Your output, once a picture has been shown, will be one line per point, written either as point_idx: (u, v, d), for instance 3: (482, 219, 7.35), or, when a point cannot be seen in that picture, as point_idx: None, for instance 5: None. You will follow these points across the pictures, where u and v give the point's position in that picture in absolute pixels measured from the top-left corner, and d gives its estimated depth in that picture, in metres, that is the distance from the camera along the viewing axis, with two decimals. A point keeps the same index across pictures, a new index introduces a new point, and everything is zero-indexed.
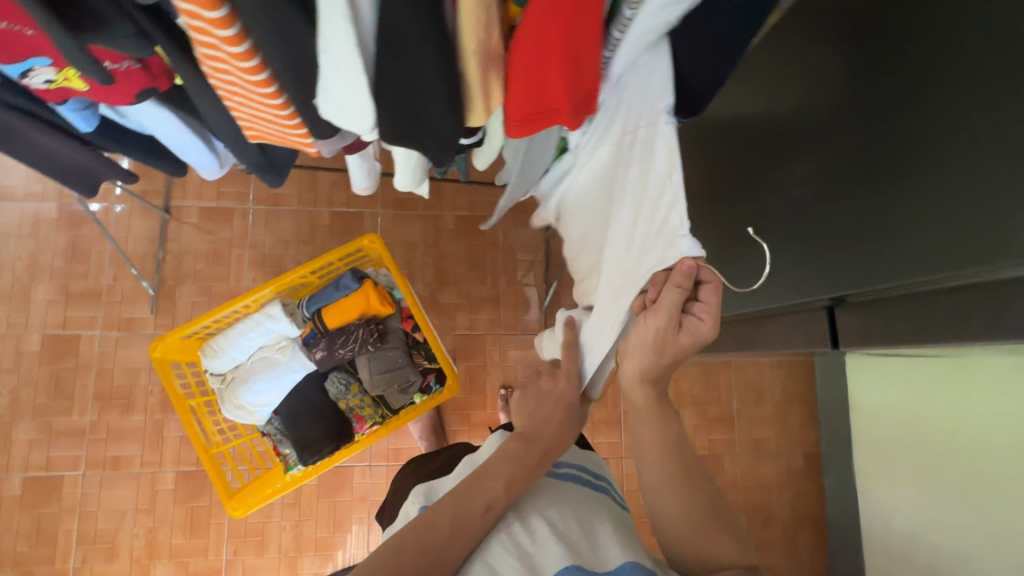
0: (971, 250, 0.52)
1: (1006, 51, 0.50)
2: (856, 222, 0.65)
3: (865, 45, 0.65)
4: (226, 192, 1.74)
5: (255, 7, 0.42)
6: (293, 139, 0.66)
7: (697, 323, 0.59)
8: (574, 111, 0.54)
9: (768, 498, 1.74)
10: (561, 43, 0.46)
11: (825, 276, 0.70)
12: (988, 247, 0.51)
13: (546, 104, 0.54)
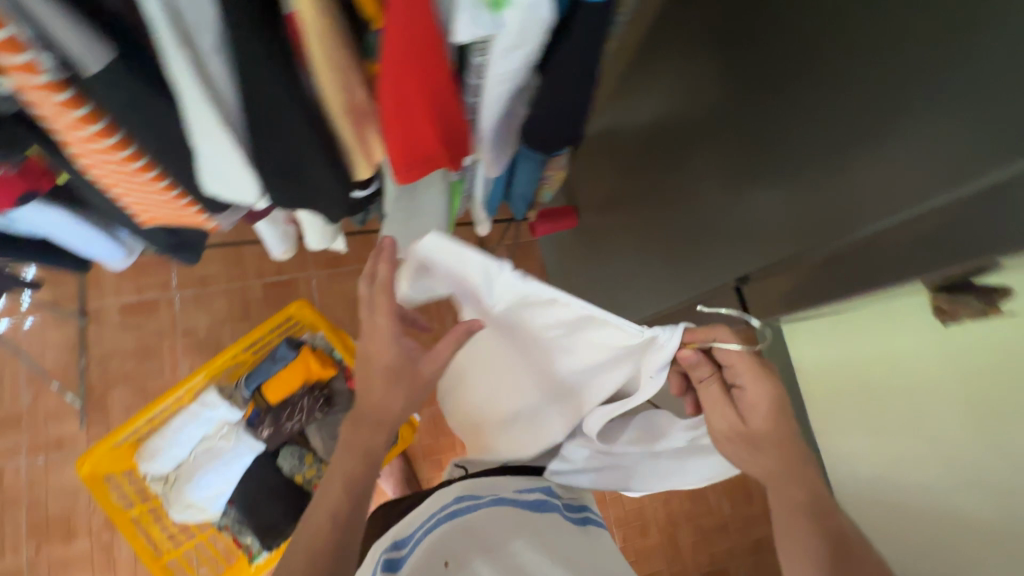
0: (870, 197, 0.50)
1: (827, 22, 0.54)
2: (756, 204, 0.66)
3: (724, 41, 0.69)
4: (147, 283, 1.67)
5: (118, 103, 0.43)
6: (189, 217, 0.66)
7: (746, 395, 0.58)
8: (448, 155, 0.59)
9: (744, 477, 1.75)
10: (421, 96, 0.50)
11: (734, 255, 0.71)
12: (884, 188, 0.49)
13: (420, 153, 0.57)
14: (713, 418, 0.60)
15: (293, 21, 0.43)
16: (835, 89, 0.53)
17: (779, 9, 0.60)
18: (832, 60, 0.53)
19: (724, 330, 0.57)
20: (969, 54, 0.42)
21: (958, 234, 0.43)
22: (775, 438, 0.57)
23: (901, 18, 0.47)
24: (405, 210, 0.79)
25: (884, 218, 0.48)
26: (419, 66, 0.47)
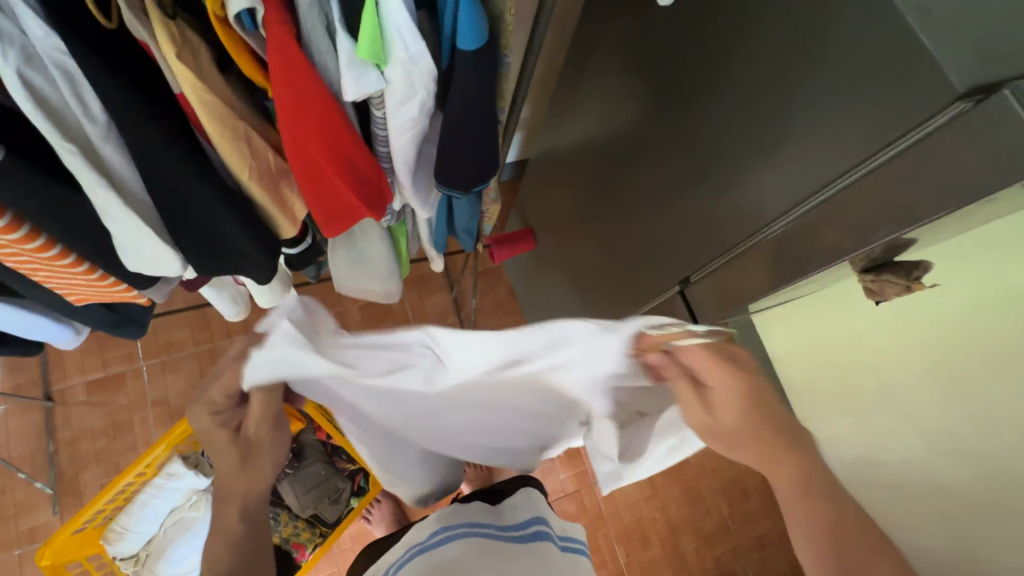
0: (787, 187, 0.53)
1: (709, 35, 0.56)
2: (689, 209, 0.68)
3: (632, 57, 0.71)
4: (112, 358, 1.65)
5: (15, 197, 0.44)
6: (118, 294, 0.65)
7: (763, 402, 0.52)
8: (370, 206, 0.58)
9: (736, 474, 1.69)
10: (326, 155, 0.50)
11: (680, 259, 0.73)
12: (795, 180, 0.52)
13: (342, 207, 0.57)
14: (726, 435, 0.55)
15: (183, 98, 0.44)
16: (731, 96, 0.56)
17: (668, 23, 0.62)
18: (720, 70, 0.56)
19: (699, 349, 0.47)
20: (826, 55, 0.45)
21: (869, 205, 0.46)
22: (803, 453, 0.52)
23: (765, 21, 0.49)
24: (348, 255, 0.80)
25: (809, 199, 0.51)
26: (318, 127, 0.47)
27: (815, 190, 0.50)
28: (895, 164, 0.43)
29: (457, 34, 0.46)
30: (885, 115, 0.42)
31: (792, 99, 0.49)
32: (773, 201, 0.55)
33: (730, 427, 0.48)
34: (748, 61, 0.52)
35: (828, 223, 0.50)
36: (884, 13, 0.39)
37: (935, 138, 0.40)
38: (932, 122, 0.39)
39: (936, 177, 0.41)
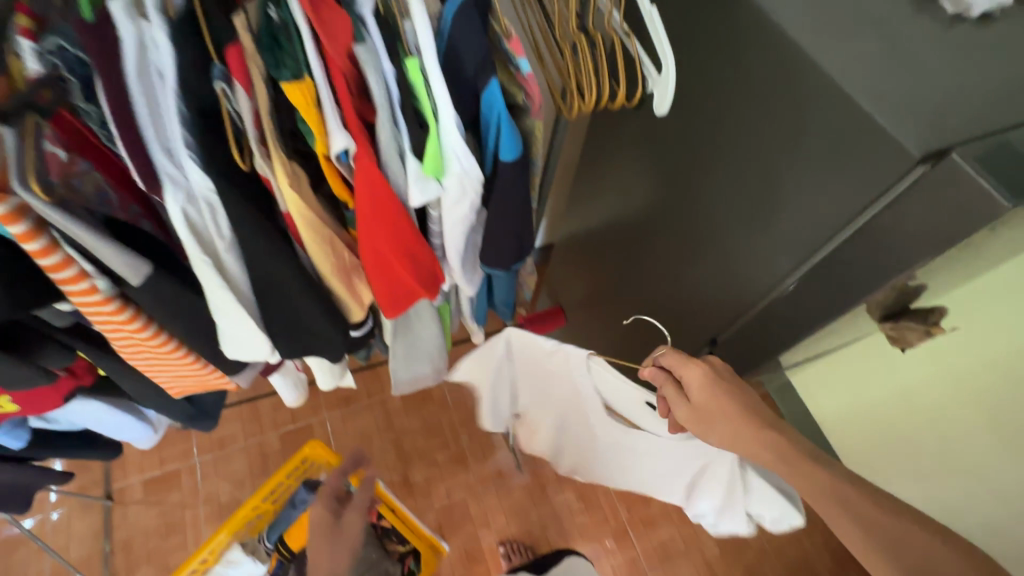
0: (789, 248, 0.59)
1: (703, 127, 0.67)
2: (704, 271, 0.75)
3: (636, 150, 0.82)
4: (169, 455, 1.72)
5: (153, 300, 0.55)
6: (211, 380, 0.75)
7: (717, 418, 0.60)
8: (426, 287, 0.68)
9: (803, 552, 1.57)
10: (394, 249, 0.60)
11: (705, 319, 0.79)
12: (794, 241, 0.58)
13: (404, 291, 0.67)
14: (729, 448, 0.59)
15: (288, 215, 0.55)
16: (728, 174, 0.65)
17: (664, 121, 0.73)
18: (716, 155, 0.66)
19: (672, 352, 0.63)
20: (804, 137, 0.54)
21: (869, 257, 0.52)
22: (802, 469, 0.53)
23: (748, 116, 0.60)
24: (405, 338, 0.89)
25: (810, 256, 0.57)
26: (391, 228, 0.58)
27: (813, 248, 0.57)
28: (875, 225, 0.51)
29: (500, 146, 0.57)
30: (860, 182, 0.50)
31: (780, 179, 0.58)
32: (775, 263, 0.62)
33: (704, 407, 0.60)
34: (741, 148, 0.62)
35: (834, 275, 0.56)
36: (843, 102, 0.49)
37: (908, 197, 0.47)
38: (900, 185, 0.47)
39: (917, 230, 0.48)
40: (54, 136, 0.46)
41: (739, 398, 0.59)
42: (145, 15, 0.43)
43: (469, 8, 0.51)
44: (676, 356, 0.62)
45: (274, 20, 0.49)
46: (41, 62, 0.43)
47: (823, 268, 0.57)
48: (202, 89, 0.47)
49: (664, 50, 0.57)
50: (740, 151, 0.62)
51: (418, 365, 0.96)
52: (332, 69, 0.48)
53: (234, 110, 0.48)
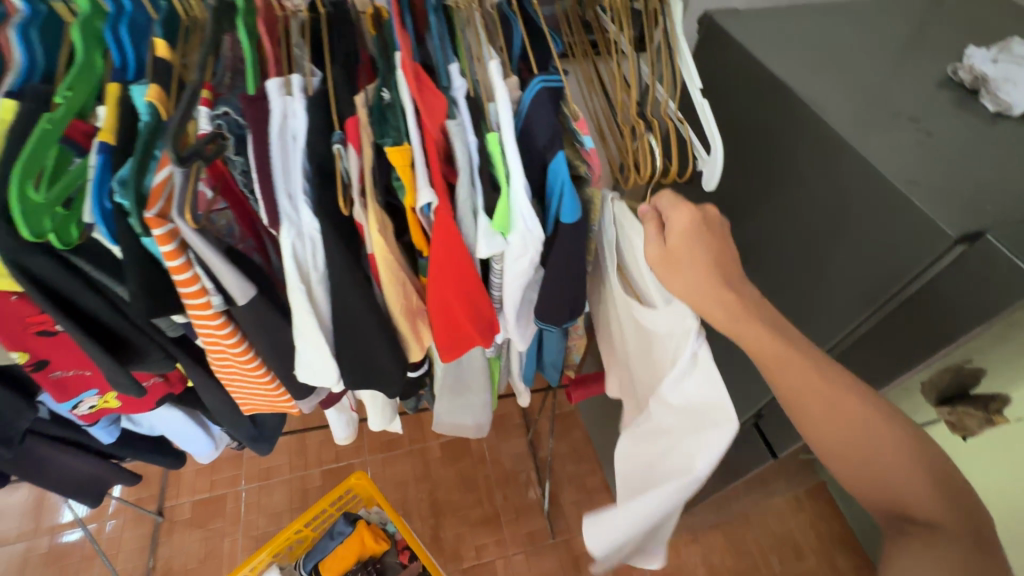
0: (834, 323, 0.61)
1: (753, 205, 0.72)
2: None
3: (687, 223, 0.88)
4: (219, 479, 1.79)
5: (253, 318, 0.64)
6: (278, 402, 0.82)
7: (682, 255, 0.55)
8: (483, 334, 0.73)
9: None
10: (457, 294, 0.66)
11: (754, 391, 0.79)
12: (841, 315, 0.60)
13: (462, 336, 0.72)
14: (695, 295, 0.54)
15: (372, 256, 0.63)
16: (776, 248, 0.68)
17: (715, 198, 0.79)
18: (765, 230, 0.70)
19: (669, 194, 0.57)
20: (848, 215, 0.57)
21: (915, 332, 0.54)
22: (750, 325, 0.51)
23: (796, 195, 0.64)
24: (450, 384, 0.94)
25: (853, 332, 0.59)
26: (458, 274, 0.64)
27: (858, 322, 0.58)
28: (921, 300, 0.52)
29: (561, 209, 0.64)
30: (904, 257, 0.52)
31: (828, 255, 0.60)
32: (824, 332, 0.63)
33: (678, 250, 0.55)
34: (790, 223, 0.65)
35: (881, 347, 0.57)
36: (883, 184, 0.53)
37: (952, 274, 0.49)
38: (942, 261, 0.49)
39: (963, 306, 0.49)
40: (205, 180, 0.57)
41: (716, 252, 0.55)
42: (291, 93, 0.57)
43: (546, 95, 0.60)
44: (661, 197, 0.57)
45: (385, 100, 0.61)
46: (211, 124, 0.55)
47: (871, 339, 0.58)
48: (323, 148, 0.58)
49: (712, 133, 0.62)
50: (789, 227, 0.66)
51: (463, 411, 1.00)
52: (427, 138, 0.58)
53: (345, 166, 0.58)
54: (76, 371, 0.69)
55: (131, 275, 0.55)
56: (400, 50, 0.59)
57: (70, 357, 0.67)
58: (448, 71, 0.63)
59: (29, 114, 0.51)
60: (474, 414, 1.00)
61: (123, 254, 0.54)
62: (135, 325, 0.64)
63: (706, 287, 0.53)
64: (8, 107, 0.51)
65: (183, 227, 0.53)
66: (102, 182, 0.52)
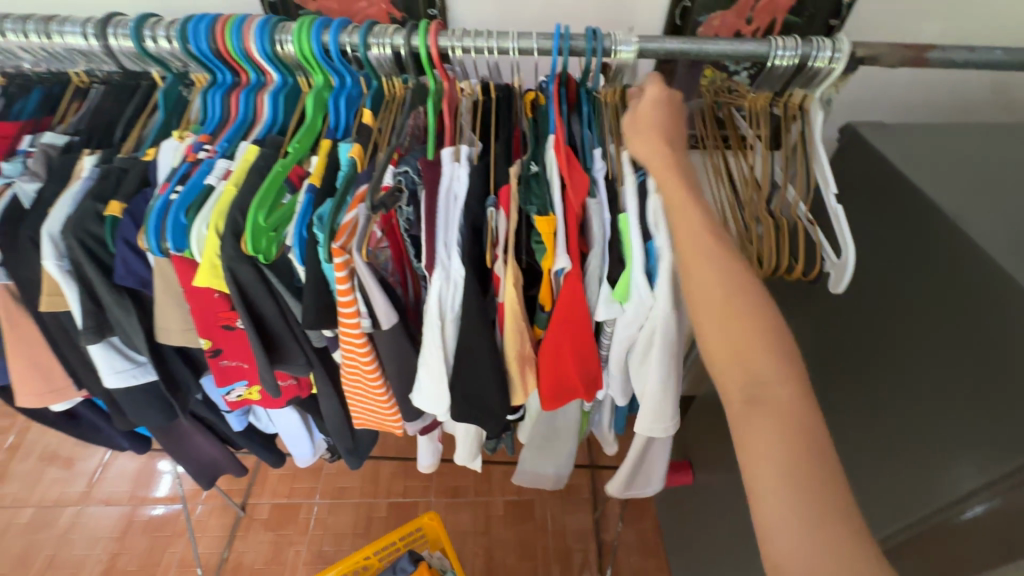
0: (983, 454, 0.56)
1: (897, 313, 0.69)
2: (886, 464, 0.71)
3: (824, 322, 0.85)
4: (298, 486, 1.89)
5: (391, 341, 0.73)
6: (387, 422, 0.88)
7: (639, 109, 0.67)
8: (585, 389, 0.76)
9: None
10: (572, 347, 0.70)
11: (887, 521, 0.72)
12: (993, 447, 0.55)
13: (566, 387, 0.75)
14: (638, 144, 0.64)
15: (501, 305, 0.69)
16: (921, 360, 0.65)
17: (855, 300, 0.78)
18: (909, 342, 0.67)
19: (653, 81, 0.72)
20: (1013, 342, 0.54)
21: None
22: (669, 169, 0.61)
23: (950, 310, 0.62)
24: (539, 429, 0.96)
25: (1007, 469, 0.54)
26: (574, 331, 0.69)
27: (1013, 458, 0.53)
28: None
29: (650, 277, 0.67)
30: None
31: (983, 380, 0.57)
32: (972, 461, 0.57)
33: (645, 112, 0.66)
34: (941, 338, 0.62)
35: None
36: None
37: None
38: None
39: None
40: (378, 224, 0.67)
41: (671, 120, 0.66)
42: (458, 160, 0.67)
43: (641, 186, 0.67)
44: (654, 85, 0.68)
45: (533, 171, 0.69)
46: (394, 178, 0.66)
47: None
48: (478, 209, 0.67)
49: (844, 236, 0.64)
50: (937, 342, 0.63)
51: (548, 459, 1.01)
52: (567, 210, 0.66)
53: (495, 225, 0.66)
54: (239, 363, 0.82)
55: (307, 294, 0.66)
56: (554, 133, 0.68)
57: (233, 351, 0.80)
58: (591, 154, 0.71)
59: (265, 157, 0.68)
60: (559, 464, 1.01)
61: (307, 275, 0.66)
62: (291, 331, 0.75)
63: (645, 137, 0.64)
64: (253, 152, 0.68)
65: (357, 259, 0.63)
66: (306, 214, 0.65)
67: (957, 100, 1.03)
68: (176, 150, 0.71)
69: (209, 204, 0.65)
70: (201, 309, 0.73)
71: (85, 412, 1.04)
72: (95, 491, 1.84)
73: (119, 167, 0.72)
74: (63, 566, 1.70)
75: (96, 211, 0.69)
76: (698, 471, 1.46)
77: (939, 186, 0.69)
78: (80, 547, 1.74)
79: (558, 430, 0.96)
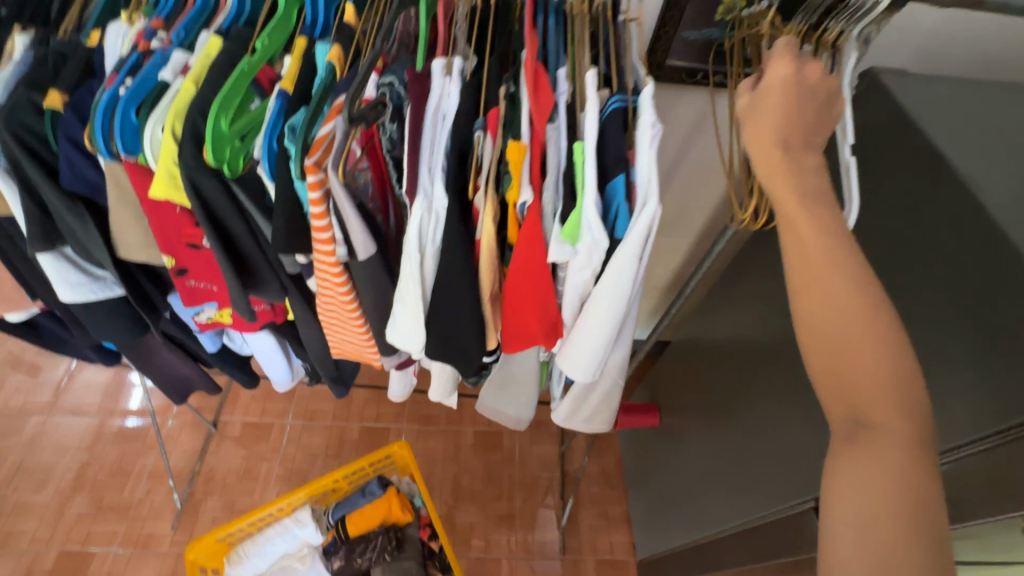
0: (991, 407, 0.57)
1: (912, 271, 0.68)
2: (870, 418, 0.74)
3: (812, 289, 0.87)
4: (271, 407, 1.90)
5: (370, 271, 0.68)
6: (364, 351, 0.85)
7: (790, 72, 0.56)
8: (546, 335, 0.71)
9: None
10: (532, 288, 0.66)
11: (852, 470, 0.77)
12: (1003, 402, 0.56)
13: (526, 333, 0.71)
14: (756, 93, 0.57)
15: (479, 242, 0.65)
16: (932, 319, 0.64)
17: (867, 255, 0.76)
18: (921, 301, 0.66)
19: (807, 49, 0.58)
20: None
21: None
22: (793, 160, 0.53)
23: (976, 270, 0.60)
24: (503, 373, 0.97)
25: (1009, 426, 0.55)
26: (532, 275, 0.65)
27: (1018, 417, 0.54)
28: None
29: (614, 225, 0.62)
30: None
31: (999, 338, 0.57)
32: (970, 419, 0.59)
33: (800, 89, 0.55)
34: (959, 298, 0.62)
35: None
36: None
37: None
38: None
39: None
40: (357, 141, 0.61)
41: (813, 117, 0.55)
42: (450, 74, 0.61)
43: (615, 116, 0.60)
44: (778, 62, 0.56)
45: (511, 92, 0.63)
46: (377, 90, 0.60)
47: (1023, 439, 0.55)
48: (465, 133, 0.60)
49: (852, 191, 0.63)
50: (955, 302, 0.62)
51: (505, 407, 1.04)
52: (534, 136, 0.60)
53: (481, 151, 0.60)
54: (208, 284, 0.77)
55: (278, 212, 0.60)
56: (525, 49, 0.61)
57: (206, 271, 0.75)
58: (556, 74, 0.63)
59: (230, 53, 0.60)
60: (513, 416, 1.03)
61: (277, 194, 0.60)
62: (264, 253, 0.69)
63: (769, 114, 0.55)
64: (215, 44, 0.60)
65: (333, 178, 0.57)
66: (275, 122, 0.59)
67: (987, 56, 0.97)
68: (123, 35, 0.63)
69: (164, 102, 0.58)
70: (162, 224, 0.67)
71: (43, 321, 0.97)
72: (61, 401, 1.81)
73: (58, 53, 0.63)
74: (32, 471, 1.70)
75: (34, 102, 0.61)
76: (665, 415, 1.52)
77: (964, 153, 0.67)
78: (49, 454, 1.73)
79: (517, 378, 0.97)
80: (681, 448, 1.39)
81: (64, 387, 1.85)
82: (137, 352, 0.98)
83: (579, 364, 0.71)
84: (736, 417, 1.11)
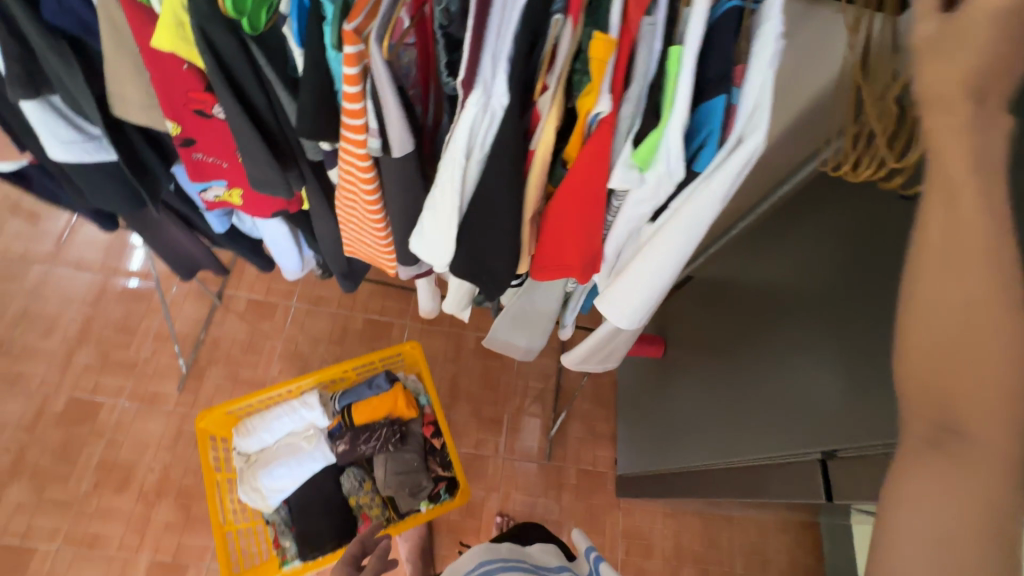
0: None
1: None
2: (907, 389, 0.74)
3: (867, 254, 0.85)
4: (276, 287, 1.88)
5: (400, 172, 0.60)
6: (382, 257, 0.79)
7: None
8: (584, 269, 0.65)
9: None
10: (578, 215, 0.60)
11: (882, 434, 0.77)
12: None
13: (562, 263, 0.66)
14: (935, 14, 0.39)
15: (530, 153, 0.56)
16: None
17: None
18: None
19: None
20: None
21: None
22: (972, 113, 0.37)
23: None
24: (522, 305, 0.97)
25: None
26: (583, 199, 0.58)
27: None
28: None
29: (697, 156, 0.57)
30: None
31: None
32: None
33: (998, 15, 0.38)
34: None
35: None
36: None
37: None
38: None
39: None
40: (407, 7, 0.49)
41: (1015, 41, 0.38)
42: None
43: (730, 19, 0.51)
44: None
45: None
46: None
47: None
48: (539, 12, 0.49)
49: None
50: None
51: (518, 338, 1.06)
52: (625, 29, 0.49)
53: (555, 38, 0.50)
54: (218, 157, 0.68)
55: (305, 84, 0.51)
56: None
57: (215, 147, 0.67)
58: None
59: None
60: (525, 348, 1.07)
61: (305, 61, 0.50)
62: (275, 128, 0.60)
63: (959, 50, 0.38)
64: None
65: (376, 56, 0.47)
66: None
67: None
68: None
69: None
70: (163, 81, 0.57)
71: (32, 173, 0.87)
72: (64, 253, 1.78)
73: None
74: (38, 318, 1.71)
75: None
76: (670, 347, 1.51)
77: None
78: (54, 303, 1.73)
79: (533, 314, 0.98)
80: (683, 384, 1.39)
81: (65, 239, 1.81)
82: (141, 224, 0.91)
83: (627, 302, 0.71)
84: (753, 366, 1.09)
